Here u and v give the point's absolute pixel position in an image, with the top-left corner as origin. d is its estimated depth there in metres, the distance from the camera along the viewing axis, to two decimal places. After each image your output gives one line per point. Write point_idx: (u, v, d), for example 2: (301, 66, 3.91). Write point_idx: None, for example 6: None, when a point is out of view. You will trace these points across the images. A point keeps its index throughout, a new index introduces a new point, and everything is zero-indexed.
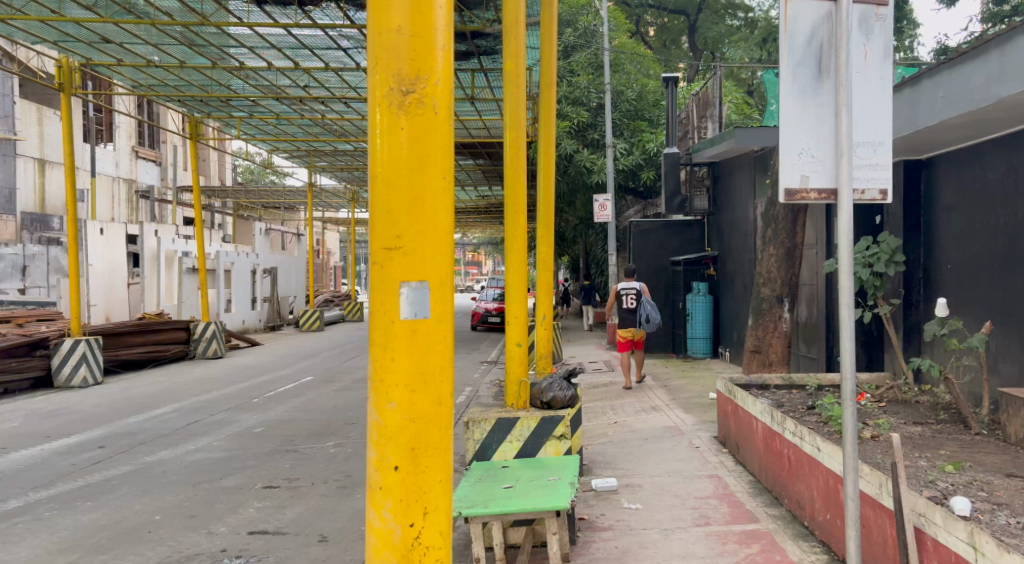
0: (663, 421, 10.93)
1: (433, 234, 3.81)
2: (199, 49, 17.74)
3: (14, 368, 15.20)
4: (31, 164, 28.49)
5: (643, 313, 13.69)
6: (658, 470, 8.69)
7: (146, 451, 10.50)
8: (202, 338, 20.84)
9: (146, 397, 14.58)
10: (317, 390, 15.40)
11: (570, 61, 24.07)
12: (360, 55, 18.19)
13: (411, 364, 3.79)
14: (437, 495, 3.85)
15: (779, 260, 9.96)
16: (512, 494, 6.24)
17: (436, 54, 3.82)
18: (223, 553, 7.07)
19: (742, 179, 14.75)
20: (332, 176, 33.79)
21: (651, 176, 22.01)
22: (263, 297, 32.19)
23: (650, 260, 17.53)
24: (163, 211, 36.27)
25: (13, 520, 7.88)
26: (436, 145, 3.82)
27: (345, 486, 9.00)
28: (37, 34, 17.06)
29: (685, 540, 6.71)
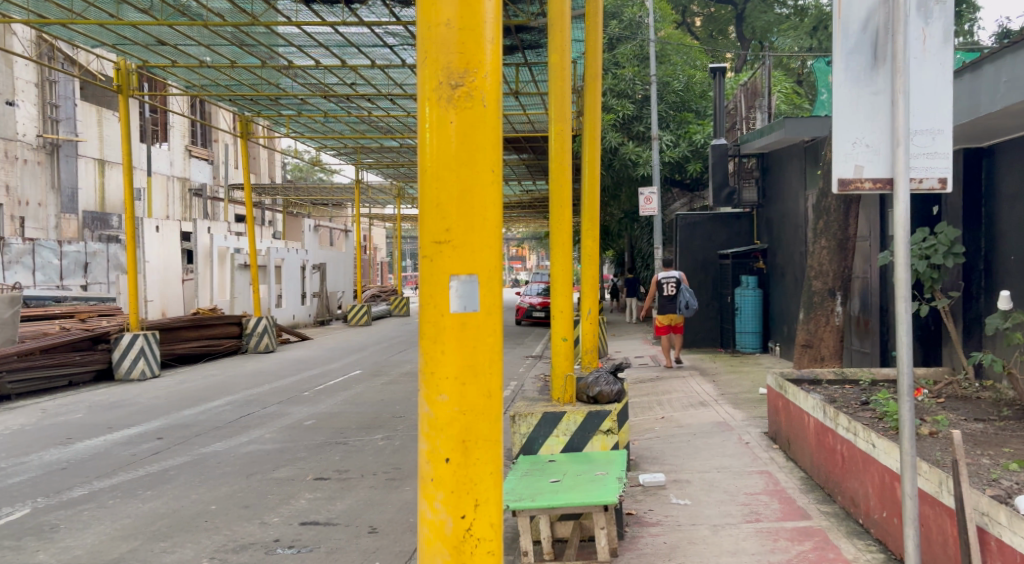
0: (712, 416, 10.80)
1: (482, 228, 3.78)
2: (249, 49, 17.94)
3: (77, 361, 15.52)
4: (91, 163, 29.11)
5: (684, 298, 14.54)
6: (707, 465, 8.60)
7: (201, 442, 10.65)
8: (255, 333, 21.08)
9: (201, 391, 14.81)
10: (365, 383, 15.49)
11: (616, 53, 23.98)
12: (407, 52, 18.21)
13: (460, 357, 3.77)
14: (488, 488, 3.83)
15: (831, 252, 9.80)
16: (560, 488, 6.22)
17: (485, 48, 3.79)
18: (276, 543, 7.14)
19: (793, 169, 14.51)
20: (379, 172, 34.04)
21: (698, 168, 21.79)
22: (313, 292, 32.57)
23: (697, 254, 17.36)
24: (216, 209, 36.84)
25: (78, 507, 8.05)
26: (485, 139, 3.79)
27: (394, 478, 9.05)
28: (95, 37, 17.40)
29: (736, 536, 6.62)
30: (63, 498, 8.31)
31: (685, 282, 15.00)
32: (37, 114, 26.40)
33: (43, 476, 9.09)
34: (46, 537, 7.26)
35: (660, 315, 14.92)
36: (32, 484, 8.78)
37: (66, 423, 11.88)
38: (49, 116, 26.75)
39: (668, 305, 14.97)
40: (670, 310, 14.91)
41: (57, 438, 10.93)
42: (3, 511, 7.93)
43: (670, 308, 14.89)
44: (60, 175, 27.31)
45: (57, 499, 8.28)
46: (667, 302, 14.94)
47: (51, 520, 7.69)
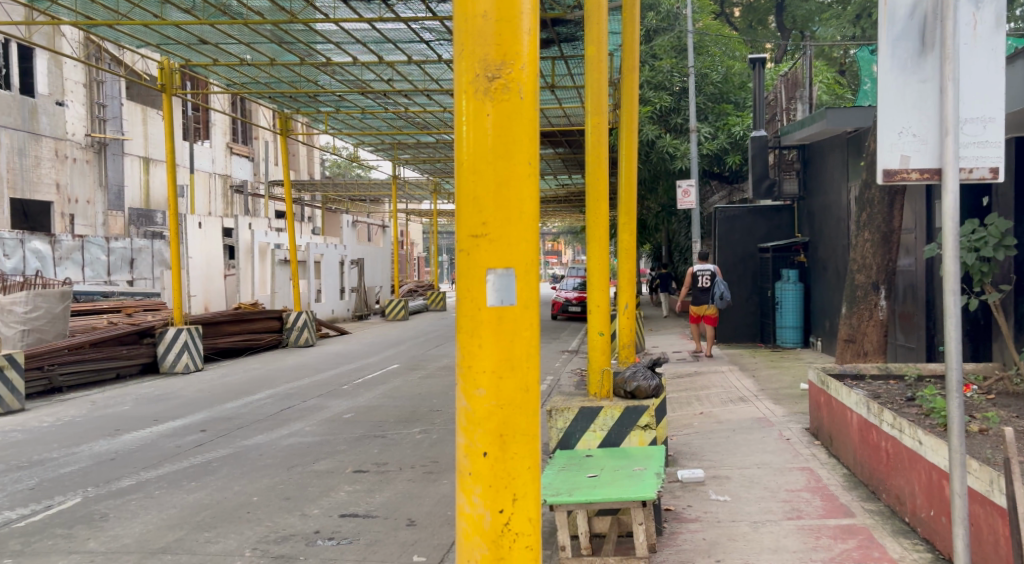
0: (752, 412, 10.66)
1: (518, 220, 3.73)
2: (288, 46, 18.05)
3: (124, 354, 15.73)
4: (137, 161, 29.49)
5: (717, 290, 15.02)
6: (746, 461, 8.49)
7: (243, 435, 10.74)
8: (295, 327, 21.29)
9: (243, 384, 14.96)
10: (403, 377, 15.57)
11: (654, 45, 23.82)
12: (444, 47, 18.20)
13: (497, 352, 3.73)
14: (526, 482, 3.79)
15: (875, 245, 9.62)
16: (598, 483, 6.17)
17: (522, 39, 3.74)
18: (316, 534, 7.17)
19: (835, 161, 14.27)
20: (416, 168, 34.14)
21: (737, 161, 21.56)
22: (351, 287, 32.79)
23: (736, 247, 17.17)
24: (256, 205, 37.21)
25: (126, 497, 8.15)
26: (522, 130, 3.74)
27: (432, 471, 9.05)
28: (139, 37, 17.62)
29: (777, 533, 6.53)
30: (112, 488, 8.43)
31: (720, 276, 15.41)
32: (85, 113, 26.82)
33: (92, 466, 9.22)
34: (96, 525, 7.36)
35: (694, 305, 15.45)
36: (82, 474, 8.91)
37: (114, 415, 12.06)
38: (97, 115, 27.17)
39: (701, 295, 15.50)
40: (705, 301, 15.40)
41: (106, 429, 11.09)
42: (55, 500, 8.06)
43: (704, 299, 15.41)
44: (107, 173, 27.74)
45: (107, 489, 8.40)
46: (701, 294, 15.44)
47: (101, 509, 7.79)
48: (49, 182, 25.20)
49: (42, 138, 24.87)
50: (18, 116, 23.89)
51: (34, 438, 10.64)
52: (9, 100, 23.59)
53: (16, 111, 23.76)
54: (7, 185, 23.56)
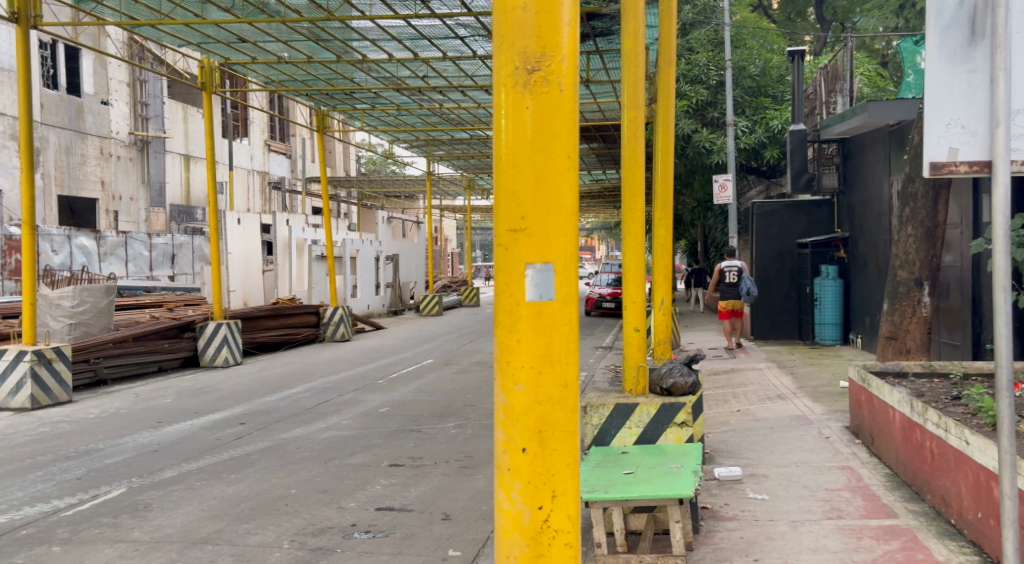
0: (790, 409, 10.52)
1: (558, 214, 3.69)
2: (324, 43, 18.12)
3: (166, 348, 15.91)
4: (178, 159, 29.65)
5: (744, 287, 15.68)
6: (785, 460, 8.37)
7: (281, 428, 10.81)
8: (331, 322, 21.42)
9: (281, 378, 15.07)
10: (437, 372, 15.60)
11: (690, 38, 23.61)
12: (479, 43, 18.13)
13: (536, 347, 3.69)
14: (565, 478, 3.75)
15: (919, 240, 9.43)
16: (634, 480, 6.12)
17: (562, 30, 3.69)
18: (353, 527, 7.18)
19: (877, 155, 14.06)
20: (450, 164, 34.19)
21: (775, 155, 21.28)
22: (386, 283, 32.90)
23: (774, 243, 16.96)
24: (293, 201, 37.53)
25: (168, 488, 8.23)
26: (561, 124, 3.70)
27: (466, 466, 9.05)
28: (182, 37, 17.80)
29: (817, 533, 6.42)
30: (155, 479, 8.51)
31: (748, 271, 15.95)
32: (128, 112, 27.18)
33: (135, 457, 9.32)
34: (140, 515, 7.44)
35: (723, 300, 16.03)
36: (127, 464, 9.02)
37: (155, 407, 12.19)
38: (139, 114, 27.50)
39: (729, 290, 16.02)
40: (732, 294, 16.04)
41: (148, 421, 11.22)
42: (101, 489, 8.16)
43: (731, 294, 15.97)
44: (150, 170, 28.06)
45: (150, 480, 8.49)
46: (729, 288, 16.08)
47: (144, 499, 7.87)
48: (94, 179, 25.65)
49: (88, 137, 25.34)
50: (64, 115, 24.38)
51: (79, 429, 10.79)
52: (56, 99, 24.08)
53: (62, 111, 24.25)
54: (53, 182, 24.03)
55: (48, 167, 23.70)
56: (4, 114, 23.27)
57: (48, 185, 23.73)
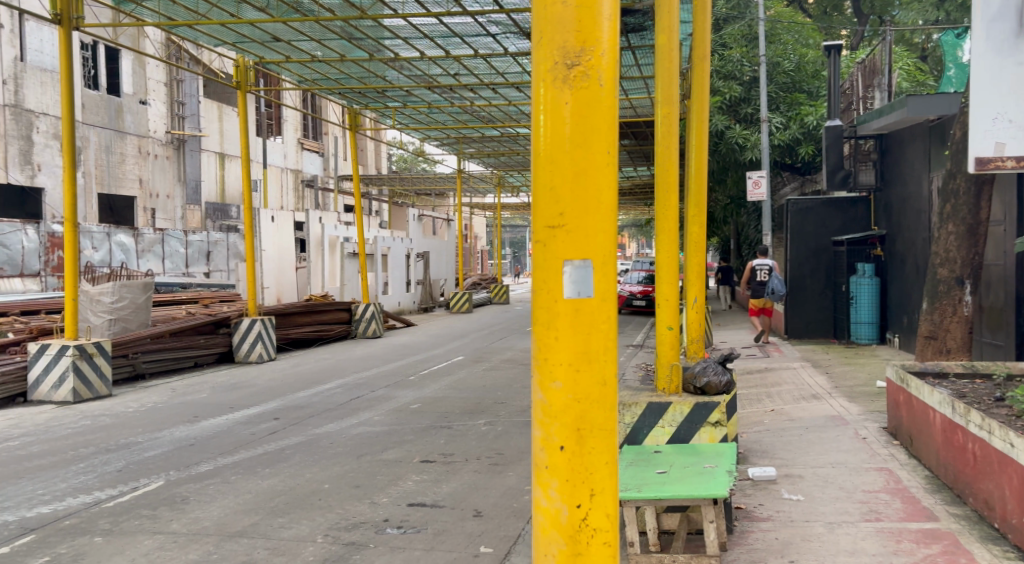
0: (825, 409, 10.39)
1: (597, 211, 3.76)
2: (357, 42, 18.19)
3: (202, 343, 16.08)
4: (213, 157, 29.75)
5: (772, 286, 16.16)
6: (821, 460, 8.27)
7: (315, 423, 10.87)
8: (363, 319, 21.52)
9: (314, 373, 15.14)
10: (468, 369, 15.63)
11: (723, 34, 23.46)
12: (510, 40, 18.07)
13: (575, 343, 3.77)
14: (603, 477, 3.82)
15: (960, 238, 9.27)
16: (667, 480, 6.07)
17: (602, 25, 3.76)
18: (386, 522, 7.20)
19: (916, 150, 13.85)
20: (480, 161, 34.19)
21: (810, 151, 21.03)
22: (417, 280, 32.97)
23: (809, 240, 16.76)
24: (326, 199, 37.80)
25: (205, 481, 8.30)
26: (601, 120, 3.76)
27: (497, 463, 9.03)
28: (217, 36, 17.93)
29: (854, 535, 6.33)
30: (192, 472, 8.60)
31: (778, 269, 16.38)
32: (166, 111, 27.49)
33: (173, 451, 9.41)
34: (178, 507, 7.51)
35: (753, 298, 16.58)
36: (165, 458, 9.11)
37: (191, 402, 12.31)
38: (176, 113, 27.77)
39: (760, 289, 16.53)
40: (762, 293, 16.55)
41: (185, 416, 11.33)
42: (140, 482, 8.25)
43: (762, 292, 16.50)
44: (186, 169, 28.32)
45: (187, 473, 8.57)
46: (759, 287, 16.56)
47: (182, 492, 7.95)
48: (133, 177, 26.00)
49: (127, 136, 25.70)
50: (104, 115, 24.79)
51: (119, 422, 10.93)
52: (96, 99, 24.53)
53: (102, 110, 24.67)
54: (94, 181, 24.45)
55: (89, 167, 24.14)
56: (47, 114, 23.65)
57: (88, 183, 24.15)
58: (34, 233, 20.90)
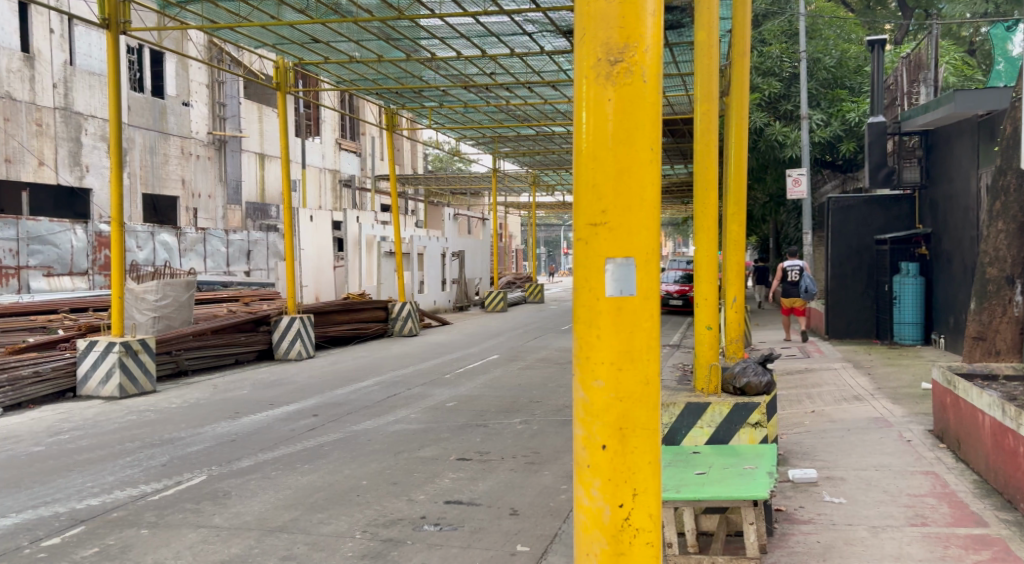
0: (868, 411, 10.23)
1: (639, 208, 3.76)
2: (395, 42, 18.26)
3: (243, 341, 16.25)
4: (253, 158, 30.02)
5: (804, 285, 16.88)
6: (863, 463, 8.13)
7: (352, 420, 10.92)
8: (400, 317, 21.62)
9: (351, 371, 15.21)
10: (504, 367, 15.63)
11: (763, 30, 23.23)
12: (547, 39, 17.99)
13: (617, 342, 3.77)
14: (646, 476, 3.83)
15: (1010, 236, 9.09)
16: (706, 481, 6.00)
17: (646, 21, 3.77)
18: (423, 519, 7.20)
19: (963, 146, 13.61)
20: (517, 161, 34.18)
21: (851, 149, 20.76)
22: (452, 279, 33.01)
23: (851, 239, 16.52)
24: (364, 198, 38.03)
25: (246, 476, 8.37)
26: (644, 116, 3.77)
27: (533, 462, 9.00)
28: (257, 38, 18.09)
29: (899, 540, 6.21)
30: (234, 467, 8.67)
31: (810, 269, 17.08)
32: (207, 113, 27.80)
33: (215, 446, 9.50)
34: (221, 502, 7.57)
35: (785, 297, 17.27)
36: (207, 453, 9.20)
37: (233, 398, 12.44)
38: (217, 114, 28.05)
39: (792, 288, 17.22)
40: (794, 293, 17.24)
41: (226, 412, 11.44)
42: (184, 476, 8.34)
43: (794, 291, 17.17)
44: (227, 169, 28.61)
45: (229, 468, 8.65)
46: (791, 286, 17.25)
47: (224, 487, 8.02)
48: (176, 178, 26.37)
49: (170, 137, 26.07)
50: (149, 117, 25.18)
51: (162, 418, 11.06)
52: (142, 102, 24.93)
53: (147, 112, 25.06)
54: (139, 182, 24.84)
55: (134, 167, 24.53)
56: (95, 116, 24.02)
57: (134, 184, 24.55)
58: (83, 232, 21.27)
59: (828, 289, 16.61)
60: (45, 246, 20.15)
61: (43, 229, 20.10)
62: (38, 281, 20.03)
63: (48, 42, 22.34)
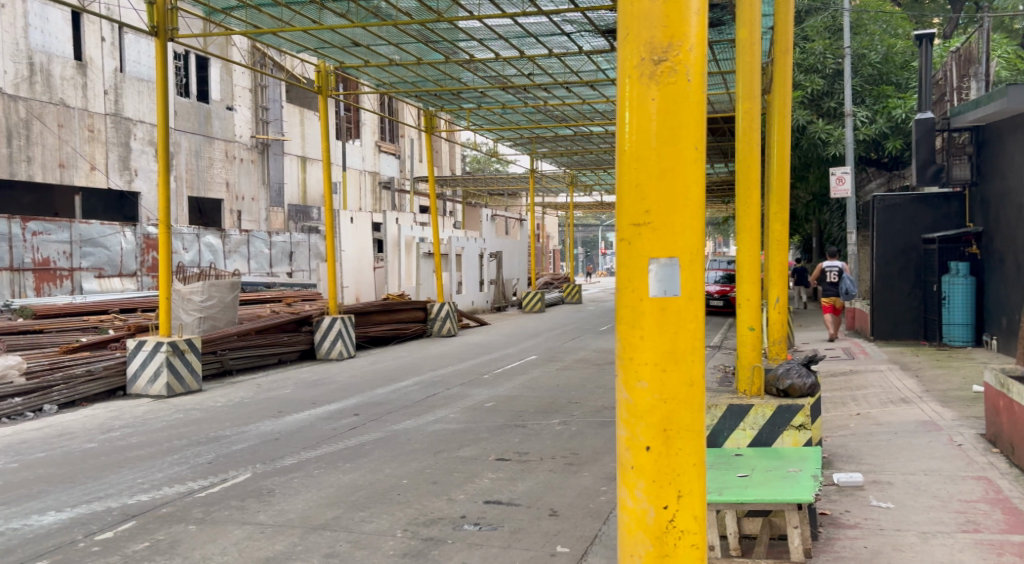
0: (916, 414, 10.04)
1: (683, 207, 3.73)
2: (433, 45, 18.31)
3: (286, 340, 16.41)
4: (295, 161, 30.30)
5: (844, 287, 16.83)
6: (912, 467, 7.98)
7: (393, 420, 10.98)
8: (438, 318, 21.70)
9: (391, 371, 15.28)
10: (542, 368, 15.63)
11: (805, 26, 22.96)
12: (586, 39, 17.90)
13: (660, 343, 3.74)
14: (691, 479, 3.79)
15: None
16: (749, 484, 5.93)
17: (690, 20, 3.74)
18: (463, 519, 7.21)
19: (1016, 143, 13.34)
20: (554, 161, 34.11)
21: (898, 146, 20.44)
22: (490, 279, 33.05)
23: (898, 238, 16.26)
24: (403, 201, 38.24)
25: (290, 474, 8.44)
26: (688, 116, 3.74)
27: (572, 463, 8.97)
28: (299, 42, 18.28)
29: (950, 547, 6.09)
30: (278, 465, 8.76)
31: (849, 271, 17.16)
32: (250, 117, 28.12)
33: (260, 444, 9.61)
34: (265, 500, 7.65)
35: (825, 297, 17.21)
36: (252, 451, 9.31)
37: (276, 398, 12.57)
38: (260, 118, 28.38)
39: (831, 289, 17.20)
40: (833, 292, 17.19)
41: (270, 411, 11.57)
42: (229, 473, 8.45)
43: (833, 291, 17.11)
44: (270, 172, 28.92)
45: (273, 466, 8.74)
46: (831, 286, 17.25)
47: (268, 485, 8.10)
48: (221, 181, 26.73)
49: (215, 141, 26.45)
50: (194, 121, 25.56)
51: (208, 416, 11.21)
52: (188, 106, 25.31)
53: (192, 117, 25.43)
54: (184, 185, 25.21)
55: (180, 171, 24.92)
56: (144, 121, 24.36)
57: (180, 187, 24.92)
58: (132, 235, 21.62)
59: (874, 289, 16.40)
60: (96, 248, 20.55)
61: (95, 231, 20.51)
62: (90, 283, 20.43)
63: (100, 50, 22.75)
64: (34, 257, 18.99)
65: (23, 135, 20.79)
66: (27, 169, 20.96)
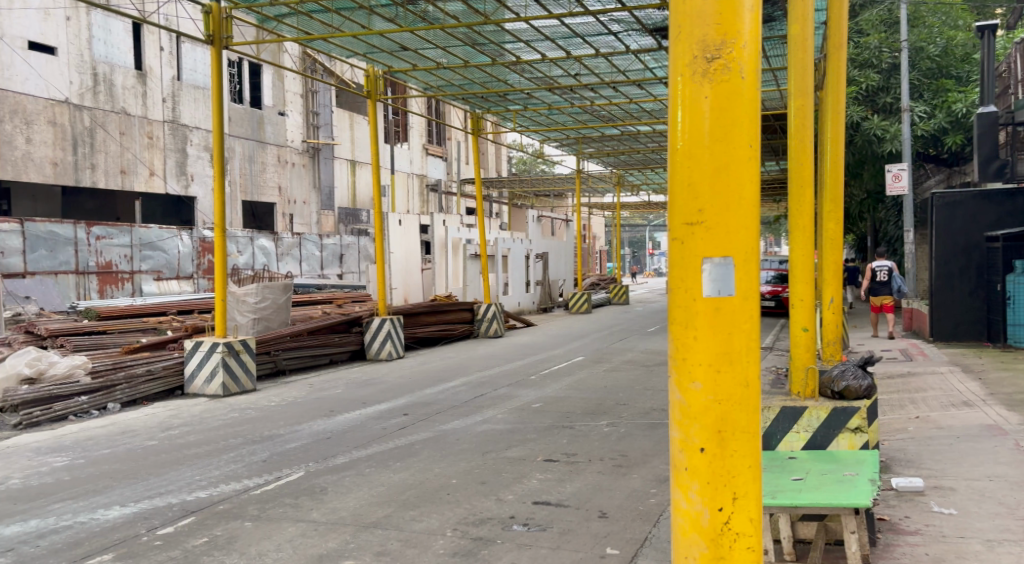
0: (978, 418, 9.78)
1: (737, 207, 3.68)
2: (480, 47, 18.32)
3: (336, 341, 16.54)
4: (345, 164, 30.53)
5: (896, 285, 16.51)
6: (975, 473, 7.77)
7: (442, 420, 11.00)
8: (485, 318, 21.67)
9: (440, 372, 15.33)
10: (589, 369, 15.53)
11: (860, 20, 22.56)
12: (632, 38, 17.78)
13: (715, 344, 3.68)
14: (746, 480, 3.74)
15: None
16: (803, 487, 5.82)
17: (743, 17, 3.69)
18: (513, 519, 7.19)
19: None
20: (601, 161, 33.93)
21: (958, 141, 19.95)
22: (536, 280, 33.01)
23: (959, 236, 15.84)
24: (450, 203, 38.37)
25: (342, 473, 8.51)
26: (742, 114, 3.69)
27: (621, 464, 8.90)
28: (349, 47, 18.45)
29: (1016, 555, 5.91)
30: (330, 464, 8.83)
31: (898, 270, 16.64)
32: (301, 121, 28.46)
33: (312, 443, 9.70)
34: (318, 498, 7.71)
35: (875, 296, 16.92)
36: (304, 449, 9.40)
37: (327, 397, 12.67)
38: (311, 123, 28.71)
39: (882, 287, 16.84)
40: (884, 291, 16.80)
41: (321, 410, 11.66)
42: (283, 471, 8.54)
43: (883, 290, 16.80)
44: (321, 176, 29.22)
45: (325, 464, 8.82)
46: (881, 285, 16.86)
47: (321, 483, 8.16)
48: (273, 186, 27.10)
49: (267, 146, 26.82)
50: (247, 127, 25.96)
51: (262, 415, 11.35)
52: (241, 112, 25.73)
53: (246, 123, 25.84)
54: (239, 190, 25.59)
55: (235, 176, 25.31)
56: (199, 127, 24.64)
57: (234, 192, 25.30)
58: (188, 239, 21.95)
59: (932, 289, 15.98)
60: (155, 252, 20.96)
61: (154, 235, 20.88)
62: (149, 285, 20.85)
63: (159, 59, 23.20)
64: (98, 260, 19.52)
65: (87, 143, 21.36)
66: (92, 176, 21.53)
